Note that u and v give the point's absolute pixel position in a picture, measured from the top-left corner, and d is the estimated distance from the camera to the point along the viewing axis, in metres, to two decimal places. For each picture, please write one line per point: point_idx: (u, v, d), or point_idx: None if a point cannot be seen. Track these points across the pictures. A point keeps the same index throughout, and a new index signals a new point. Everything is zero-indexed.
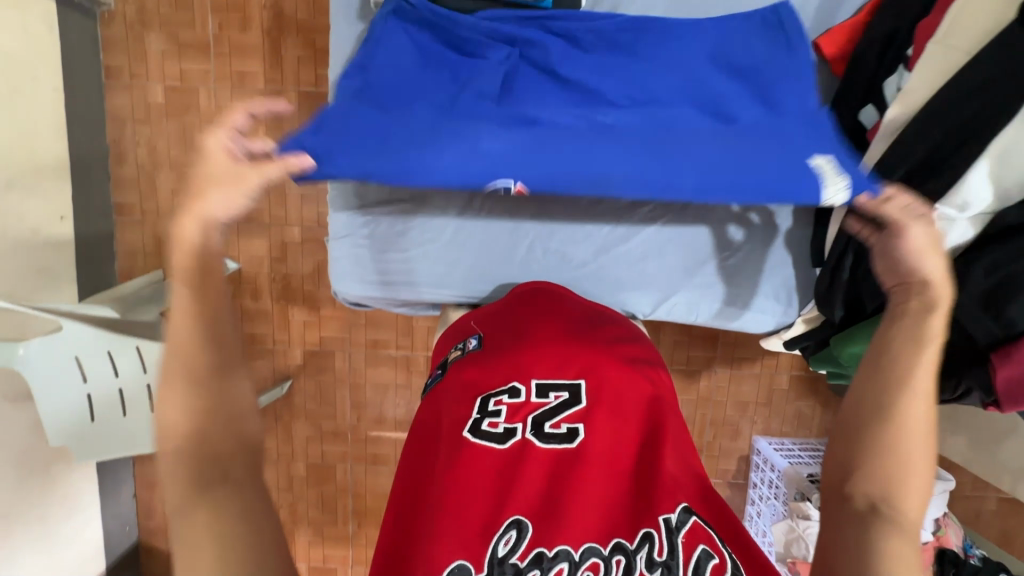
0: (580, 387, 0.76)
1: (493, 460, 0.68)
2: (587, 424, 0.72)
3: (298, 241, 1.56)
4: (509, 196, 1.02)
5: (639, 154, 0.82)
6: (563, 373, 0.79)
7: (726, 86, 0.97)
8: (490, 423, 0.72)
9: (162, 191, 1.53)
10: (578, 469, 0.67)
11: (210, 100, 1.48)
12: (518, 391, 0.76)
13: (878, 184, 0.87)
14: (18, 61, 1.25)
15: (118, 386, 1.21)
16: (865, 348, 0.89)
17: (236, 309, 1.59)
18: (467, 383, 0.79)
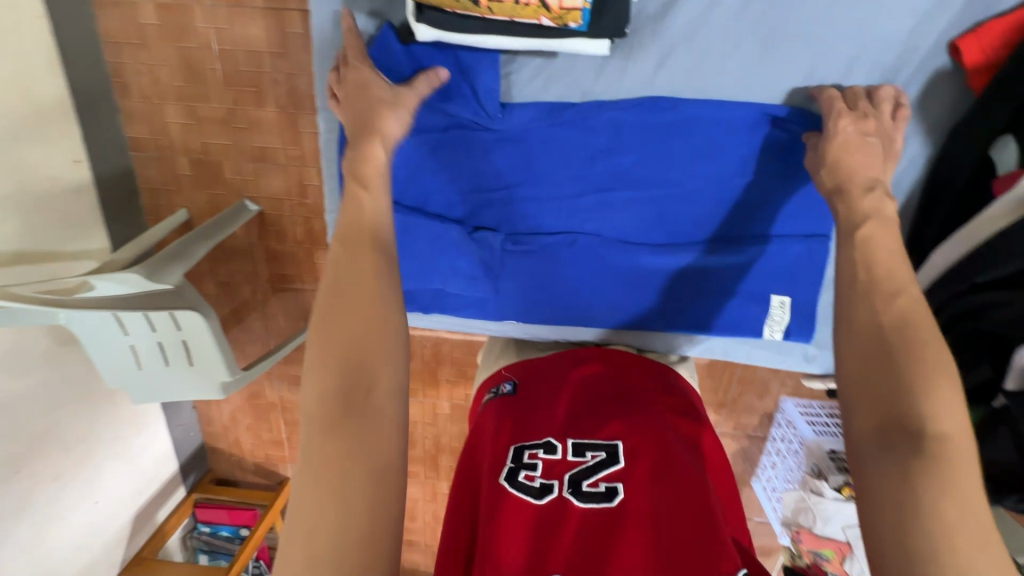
0: (620, 446, 0.70)
1: (529, 513, 0.65)
2: (627, 483, 0.66)
3: (317, 183, 1.47)
4: (537, 233, 1.10)
5: (626, 283, 1.11)
6: (599, 432, 0.73)
7: (753, 126, 1.00)
8: (525, 476, 0.69)
9: (173, 125, 1.43)
10: (618, 532, 0.61)
11: (206, 20, 1.30)
12: (554, 446, 0.72)
13: (980, 272, 0.90)
14: None
15: (157, 340, 1.24)
16: None
17: (263, 250, 1.58)
18: (498, 431, 0.77)
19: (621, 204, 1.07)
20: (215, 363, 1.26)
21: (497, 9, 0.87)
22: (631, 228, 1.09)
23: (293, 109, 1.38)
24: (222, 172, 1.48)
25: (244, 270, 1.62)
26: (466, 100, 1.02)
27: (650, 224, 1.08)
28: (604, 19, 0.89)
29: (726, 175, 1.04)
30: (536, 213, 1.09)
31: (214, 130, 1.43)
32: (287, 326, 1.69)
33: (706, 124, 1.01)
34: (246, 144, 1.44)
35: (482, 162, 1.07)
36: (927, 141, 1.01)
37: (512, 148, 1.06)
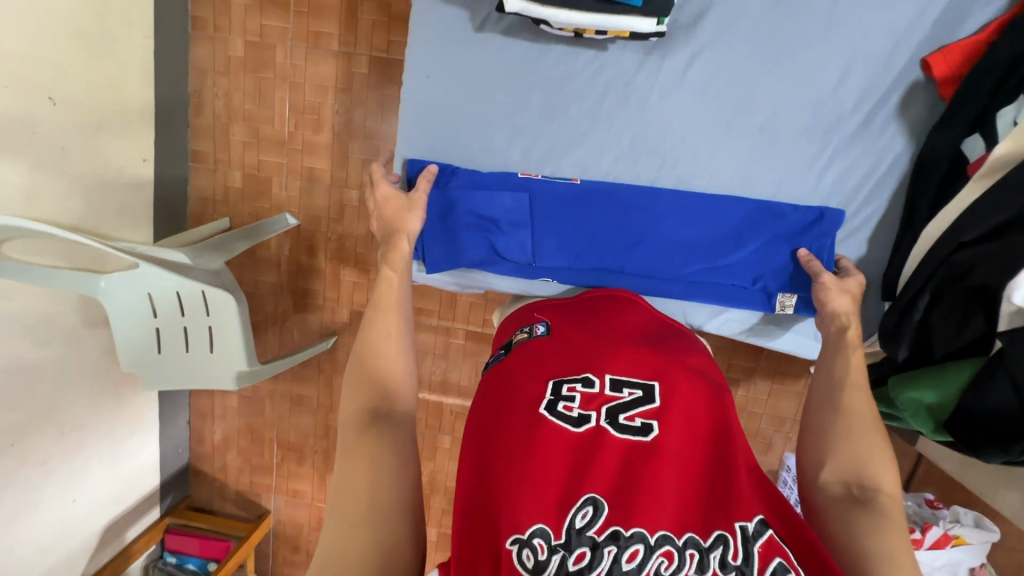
0: (655, 388, 0.73)
1: (570, 442, 0.67)
2: (662, 420, 0.69)
3: (355, 204, 1.60)
4: (556, 197, 1.02)
5: (653, 255, 1.03)
6: (639, 371, 0.75)
7: (779, 112, 0.96)
8: (564, 406, 0.71)
9: (234, 142, 1.59)
10: (653, 463, 0.65)
11: (286, 58, 1.52)
12: (592, 381, 0.74)
13: (963, 230, 0.85)
14: (114, 10, 1.31)
15: (182, 323, 1.28)
16: (925, 396, 0.89)
17: (292, 263, 1.67)
18: (535, 364, 0.78)
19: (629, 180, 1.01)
20: (235, 353, 1.31)
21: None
22: (651, 200, 1.01)
23: (346, 136, 1.55)
24: (269, 186, 1.61)
25: (269, 281, 1.69)
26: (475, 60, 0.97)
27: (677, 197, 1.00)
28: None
29: (747, 159, 0.98)
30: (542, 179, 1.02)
31: (271, 150, 1.59)
32: (300, 342, 1.72)
33: (737, 105, 0.96)
34: (297, 164, 1.59)
35: (498, 120, 1.00)
36: (909, 137, 0.95)
37: (531, 109, 0.99)
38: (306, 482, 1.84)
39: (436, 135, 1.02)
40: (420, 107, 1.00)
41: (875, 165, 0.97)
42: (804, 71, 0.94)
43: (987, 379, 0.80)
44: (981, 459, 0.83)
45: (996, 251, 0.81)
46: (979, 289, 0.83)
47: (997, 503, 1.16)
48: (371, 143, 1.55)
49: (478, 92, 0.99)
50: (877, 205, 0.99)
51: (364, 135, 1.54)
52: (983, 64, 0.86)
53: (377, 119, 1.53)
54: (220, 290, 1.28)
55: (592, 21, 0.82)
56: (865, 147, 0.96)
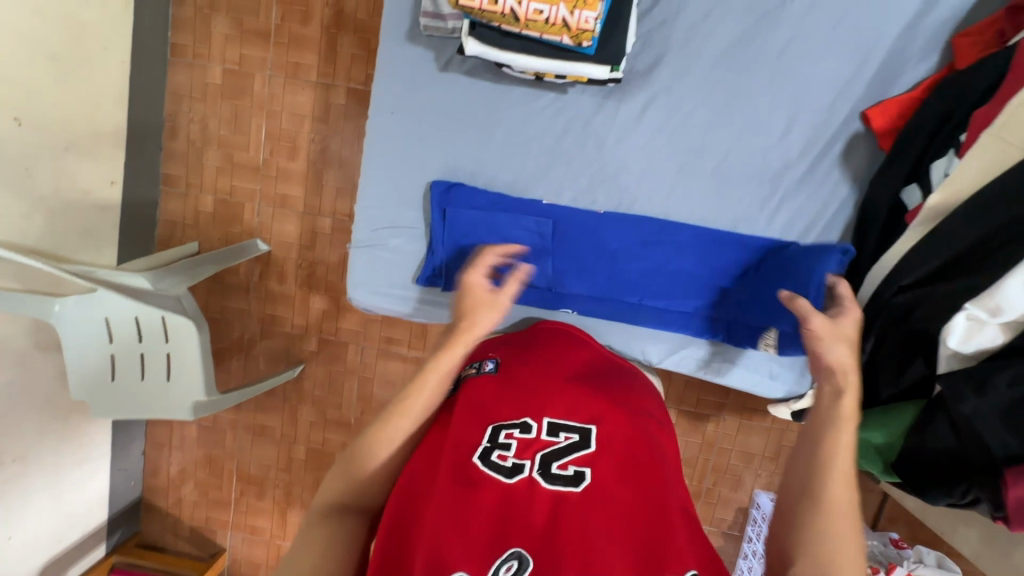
0: (591, 434, 0.73)
1: (499, 492, 0.66)
2: (595, 468, 0.69)
3: (328, 231, 1.59)
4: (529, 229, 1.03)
5: (630, 286, 1.05)
6: (577, 417, 0.75)
7: (731, 155, 0.99)
8: (498, 455, 0.71)
9: (208, 167, 1.59)
10: (583, 513, 0.63)
11: (264, 86, 1.53)
12: (529, 426, 0.74)
13: (903, 274, 0.87)
14: (92, 35, 1.32)
15: (139, 350, 1.24)
16: (874, 437, 0.92)
17: (260, 290, 1.64)
18: (477, 405, 0.78)
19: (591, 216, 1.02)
20: (192, 384, 1.27)
21: (525, 24, 0.80)
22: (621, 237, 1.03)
23: (321, 165, 1.56)
24: (241, 212, 1.60)
25: (236, 307, 1.66)
26: (446, 97, 1.00)
27: (644, 233, 1.02)
28: (611, 46, 0.84)
29: (704, 199, 1.01)
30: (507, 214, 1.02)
31: (245, 175, 1.58)
32: (265, 370, 1.68)
33: (693, 146, 1.00)
34: (270, 190, 1.59)
35: (464, 153, 1.02)
36: (853, 184, 0.99)
37: (495, 143, 1.01)
38: (265, 518, 1.76)
39: (400, 166, 1.03)
40: (401, 135, 1.01)
41: (820, 210, 1.00)
42: (754, 116, 0.98)
43: (927, 422, 0.83)
44: (926, 501, 0.85)
45: (936, 292, 0.84)
46: (921, 332, 0.86)
47: (956, 542, 1.17)
48: (346, 172, 1.56)
49: (443, 128, 1.01)
50: (825, 248, 1.01)
51: (339, 164, 1.55)
52: (918, 117, 0.91)
53: (353, 149, 1.54)
54: (181, 316, 1.24)
55: (549, 67, 0.85)
56: (813, 191, 1.00)
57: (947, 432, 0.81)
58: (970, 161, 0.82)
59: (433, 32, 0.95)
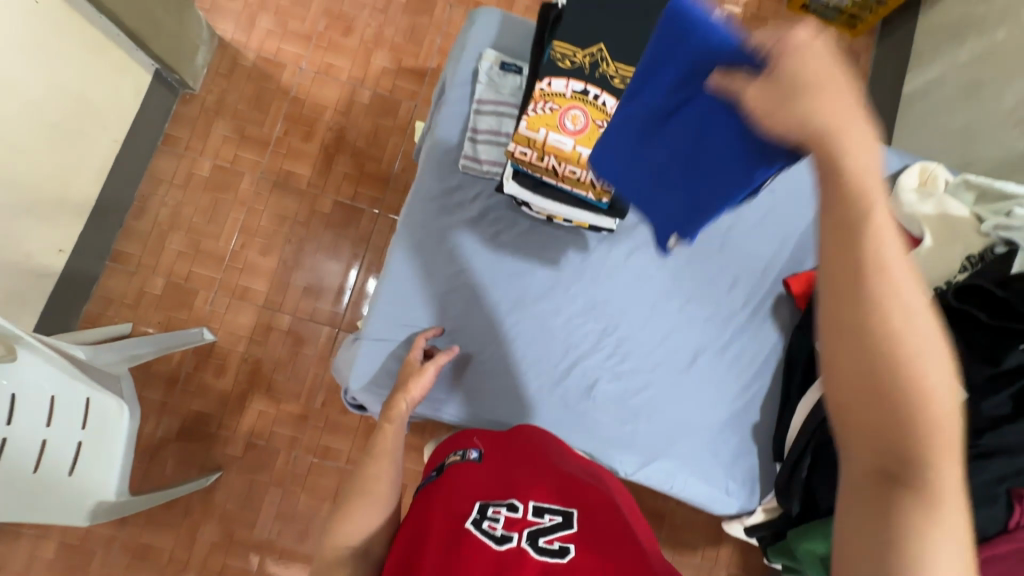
0: (573, 515, 0.76)
1: (488, 559, 0.65)
2: (580, 544, 0.69)
3: (283, 329, 1.57)
4: (538, 345, 1.06)
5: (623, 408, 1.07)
6: (559, 501, 0.78)
7: (697, 297, 1.15)
8: (489, 525, 0.71)
9: (168, 251, 1.56)
10: None
11: (250, 186, 1.61)
12: (516, 506, 0.76)
13: (828, 402, 1.00)
14: (96, 112, 1.36)
15: (44, 438, 1.02)
16: (816, 546, 0.98)
17: (191, 382, 1.52)
18: (464, 489, 0.80)
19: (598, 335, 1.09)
20: (102, 481, 1.12)
21: (561, 178, 0.99)
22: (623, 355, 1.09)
23: (292, 264, 1.60)
24: (192, 299, 1.54)
25: (156, 399, 1.50)
26: (471, 214, 1.06)
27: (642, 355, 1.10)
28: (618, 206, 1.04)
29: (674, 329, 1.13)
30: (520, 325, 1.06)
31: (207, 264, 1.56)
32: (171, 475, 1.47)
33: (673, 287, 1.15)
34: (231, 281, 1.57)
35: (474, 261, 1.06)
36: (781, 331, 1.18)
37: (510, 258, 1.08)
38: None
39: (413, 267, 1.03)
40: (425, 242, 1.04)
41: (759, 352, 1.17)
42: (710, 273, 1.17)
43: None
44: None
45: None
46: (844, 450, 0.96)
47: None
48: (316, 274, 1.60)
49: (466, 239, 1.06)
50: (763, 382, 1.16)
51: (311, 266, 1.60)
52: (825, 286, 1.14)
53: (327, 254, 1.61)
54: (113, 397, 1.15)
55: (571, 212, 1.02)
56: (756, 336, 1.17)
57: None
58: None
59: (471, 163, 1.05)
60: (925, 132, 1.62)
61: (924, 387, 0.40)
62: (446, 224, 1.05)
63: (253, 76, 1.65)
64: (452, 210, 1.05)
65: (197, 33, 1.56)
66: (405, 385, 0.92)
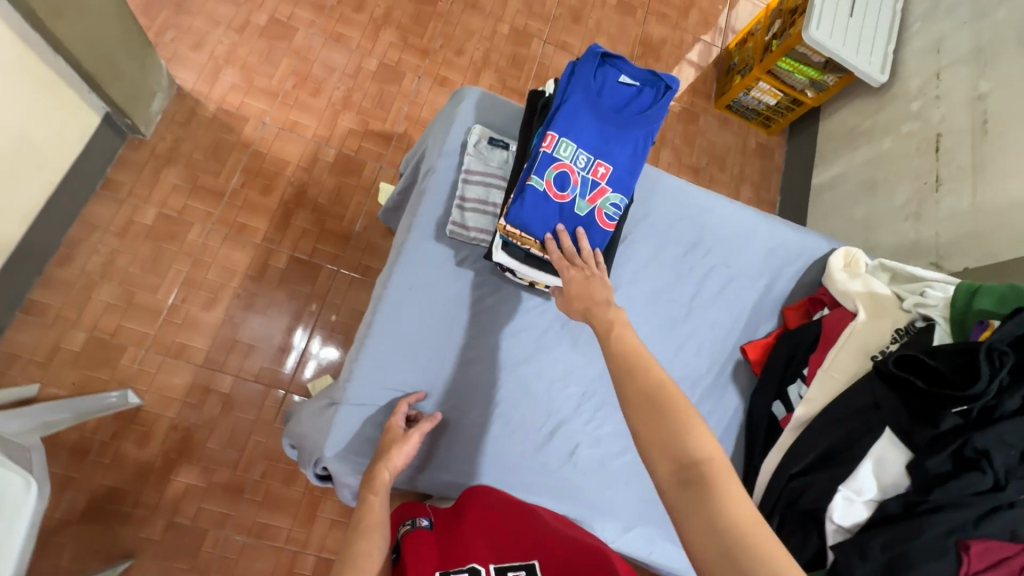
0: (534, 565, 0.72)
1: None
2: None
3: (223, 390, 1.44)
4: (520, 410, 1.06)
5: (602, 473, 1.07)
6: (516, 552, 0.75)
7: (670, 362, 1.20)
8: None
9: (95, 303, 1.41)
10: None
11: (199, 237, 1.52)
12: (477, 571, 0.73)
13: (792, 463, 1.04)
14: (33, 150, 1.26)
15: None
16: None
17: (106, 453, 1.34)
18: (421, 562, 0.75)
19: (576, 397, 1.10)
20: None
21: (550, 250, 1.00)
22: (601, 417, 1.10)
23: (240, 321, 1.50)
24: (119, 356, 1.39)
25: (60, 473, 1.30)
26: (460, 276, 1.07)
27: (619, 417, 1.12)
28: None
29: None
30: (503, 388, 1.05)
31: (140, 318, 1.43)
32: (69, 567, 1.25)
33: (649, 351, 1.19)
34: (167, 338, 1.44)
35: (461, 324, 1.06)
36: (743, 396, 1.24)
37: (495, 320, 1.08)
38: None
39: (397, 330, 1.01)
40: (413, 303, 1.03)
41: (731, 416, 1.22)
42: (668, 342, 1.21)
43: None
44: None
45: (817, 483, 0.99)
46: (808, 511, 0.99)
47: None
48: (266, 331, 1.51)
49: (454, 303, 1.06)
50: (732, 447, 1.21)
51: (260, 323, 1.51)
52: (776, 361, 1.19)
53: (280, 310, 1.53)
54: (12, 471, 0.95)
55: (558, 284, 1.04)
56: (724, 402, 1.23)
57: None
58: (820, 388, 1.07)
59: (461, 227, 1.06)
60: (832, 219, 1.89)
61: (678, 411, 0.65)
62: (434, 285, 1.05)
63: (212, 126, 1.61)
64: (442, 272, 1.06)
65: (156, 81, 1.52)
66: (388, 453, 0.87)
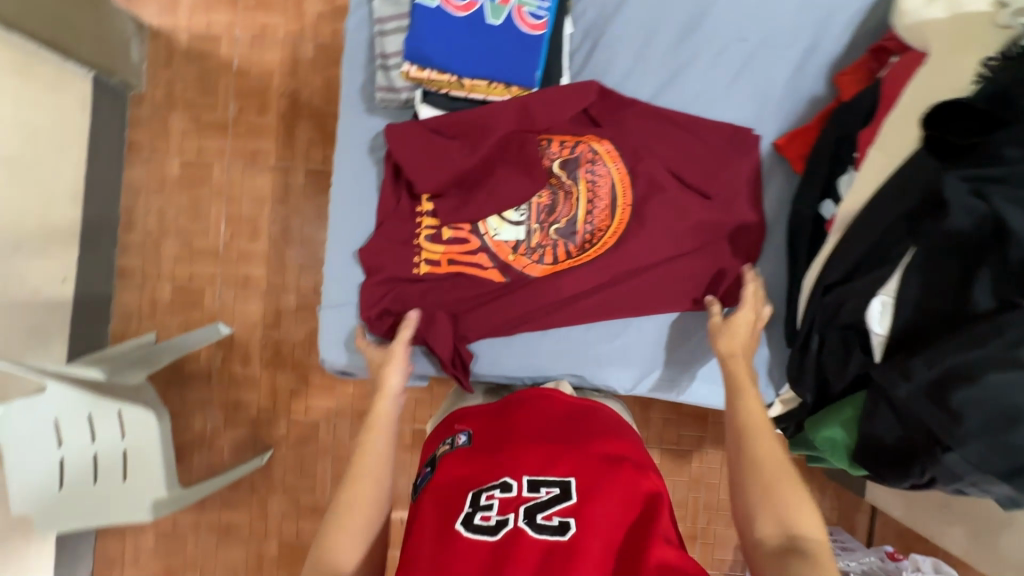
0: (572, 484, 0.65)
1: (483, 556, 0.60)
2: (581, 516, 0.61)
3: (293, 308, 1.57)
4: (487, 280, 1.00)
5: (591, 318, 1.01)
6: (554, 468, 0.67)
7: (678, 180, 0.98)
8: (481, 517, 0.63)
9: (165, 255, 1.58)
10: (569, 567, 0.57)
11: (222, 174, 1.57)
12: (509, 484, 0.66)
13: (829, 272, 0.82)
14: (45, 134, 1.34)
15: (93, 450, 1.16)
16: (835, 431, 0.81)
17: (223, 375, 1.57)
18: (461, 474, 0.70)
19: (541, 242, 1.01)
20: (154, 478, 1.19)
21: (470, 88, 0.95)
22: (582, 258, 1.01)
23: (283, 243, 1.58)
24: (201, 297, 1.57)
25: (198, 395, 1.57)
26: None
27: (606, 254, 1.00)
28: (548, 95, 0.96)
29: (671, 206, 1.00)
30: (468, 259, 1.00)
31: (204, 260, 1.57)
32: (231, 461, 1.56)
33: None
34: (232, 273, 1.57)
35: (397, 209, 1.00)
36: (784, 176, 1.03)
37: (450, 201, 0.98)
38: None
39: (349, 223, 1.02)
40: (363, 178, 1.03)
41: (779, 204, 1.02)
42: None
43: (869, 411, 0.76)
44: (889, 485, 0.77)
45: (855, 289, 0.78)
46: (853, 327, 0.79)
47: (947, 544, 1.16)
48: (308, 247, 1.57)
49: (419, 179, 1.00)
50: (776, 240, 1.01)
51: (301, 241, 1.57)
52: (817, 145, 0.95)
53: (314, 225, 1.57)
54: (138, 406, 1.18)
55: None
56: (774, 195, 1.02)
57: (892, 420, 0.74)
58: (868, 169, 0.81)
59: (390, 103, 0.99)
60: None
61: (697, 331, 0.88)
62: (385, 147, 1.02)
63: (192, 58, 1.57)
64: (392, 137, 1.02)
65: (122, 26, 1.49)
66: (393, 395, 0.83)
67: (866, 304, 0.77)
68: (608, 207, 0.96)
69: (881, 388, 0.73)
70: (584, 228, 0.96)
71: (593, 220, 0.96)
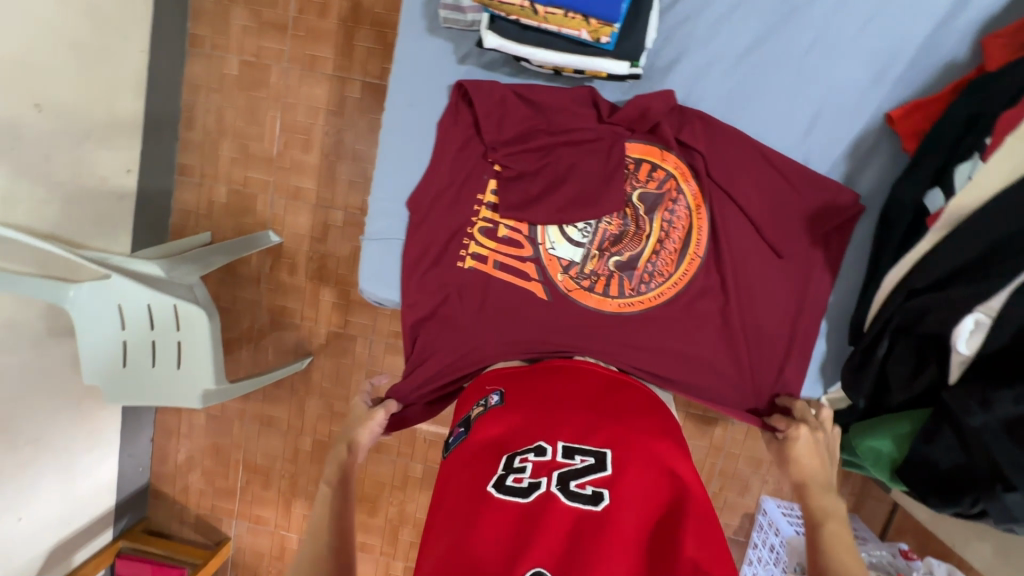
0: (608, 454, 0.65)
1: (514, 517, 0.60)
2: (615, 489, 0.61)
3: (340, 225, 1.58)
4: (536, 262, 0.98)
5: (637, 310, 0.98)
6: (590, 437, 0.67)
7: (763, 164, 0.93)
8: (514, 478, 0.64)
9: (222, 156, 1.59)
10: (599, 539, 0.56)
11: (280, 78, 1.53)
12: (544, 449, 0.66)
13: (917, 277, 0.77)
14: (110, 21, 1.32)
15: (151, 337, 1.24)
16: (882, 444, 0.81)
17: (272, 281, 1.63)
18: (495, 431, 0.70)
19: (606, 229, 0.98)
20: (204, 369, 1.28)
21: (543, 17, 0.84)
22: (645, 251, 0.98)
23: (334, 157, 1.56)
24: (254, 203, 1.60)
25: (248, 297, 1.65)
26: (485, 63, 0.98)
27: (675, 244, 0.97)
28: (631, 41, 0.87)
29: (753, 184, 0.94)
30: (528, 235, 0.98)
31: (259, 166, 1.58)
32: (274, 361, 1.66)
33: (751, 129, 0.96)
34: (284, 182, 1.58)
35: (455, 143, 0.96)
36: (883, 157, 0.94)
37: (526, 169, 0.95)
38: (270, 508, 1.73)
39: (402, 155, 0.99)
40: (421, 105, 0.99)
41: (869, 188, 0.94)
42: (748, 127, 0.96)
43: (930, 433, 0.73)
44: (931, 509, 0.75)
45: (944, 301, 0.73)
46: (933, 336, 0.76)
47: (969, 557, 1.13)
48: (359, 165, 1.55)
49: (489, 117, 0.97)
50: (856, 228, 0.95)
51: (353, 157, 1.55)
52: (943, 121, 0.84)
53: (367, 142, 1.54)
54: (193, 305, 1.26)
55: (569, 60, 0.88)
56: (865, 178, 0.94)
57: (954, 443, 0.71)
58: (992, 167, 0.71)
59: (454, 24, 0.92)
60: None
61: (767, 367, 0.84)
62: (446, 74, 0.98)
63: None
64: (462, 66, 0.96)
65: None
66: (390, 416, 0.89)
67: (956, 320, 0.72)
68: (677, 250, 0.95)
69: (949, 412, 0.71)
70: (644, 266, 0.95)
71: (657, 261, 0.95)
